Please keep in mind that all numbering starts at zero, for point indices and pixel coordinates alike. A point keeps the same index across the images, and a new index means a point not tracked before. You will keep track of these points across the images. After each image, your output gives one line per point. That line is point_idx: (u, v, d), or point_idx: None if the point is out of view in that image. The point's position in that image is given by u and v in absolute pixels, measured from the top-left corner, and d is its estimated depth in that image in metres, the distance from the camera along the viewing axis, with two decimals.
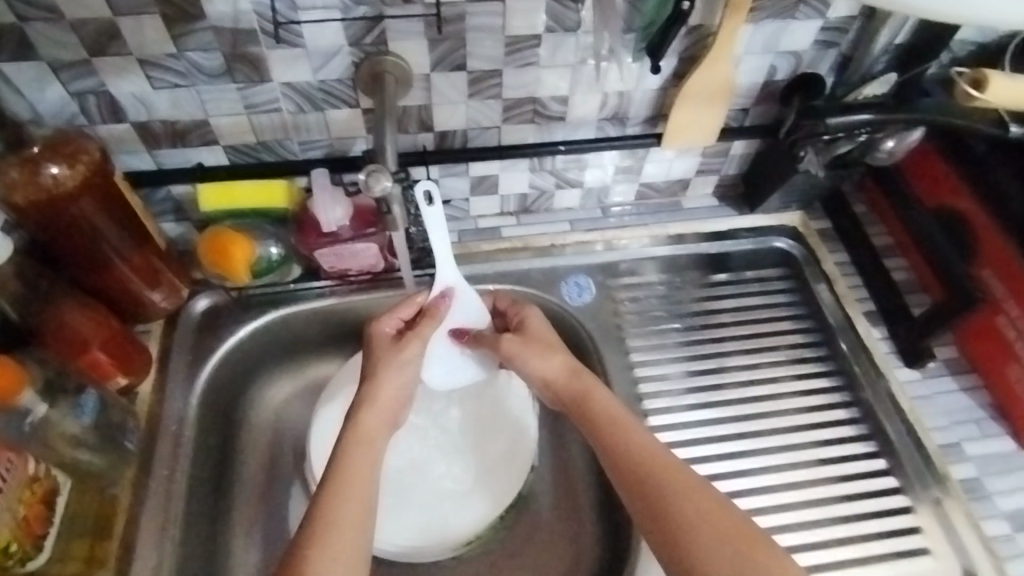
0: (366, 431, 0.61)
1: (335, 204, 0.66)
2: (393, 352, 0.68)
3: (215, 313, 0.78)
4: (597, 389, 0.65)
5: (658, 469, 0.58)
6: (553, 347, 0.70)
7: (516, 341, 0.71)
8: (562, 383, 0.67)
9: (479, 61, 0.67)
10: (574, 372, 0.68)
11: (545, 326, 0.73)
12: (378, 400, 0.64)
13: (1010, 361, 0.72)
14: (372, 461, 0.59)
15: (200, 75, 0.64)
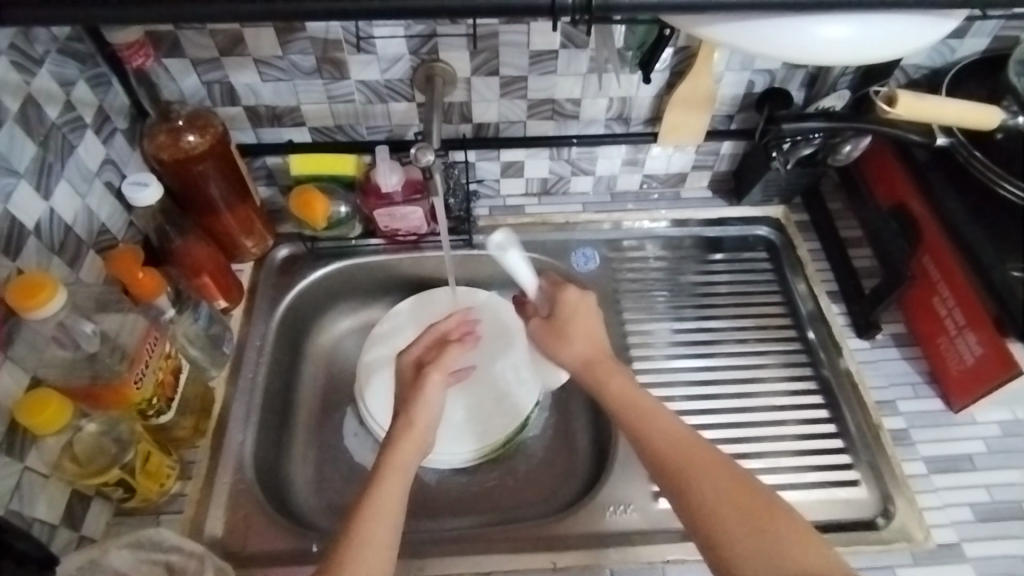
0: (399, 462, 0.72)
1: (392, 172, 0.84)
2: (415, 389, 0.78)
3: (293, 259, 0.98)
4: (618, 378, 0.77)
5: (686, 453, 0.68)
6: (592, 337, 0.82)
7: (546, 329, 0.86)
8: (586, 372, 0.80)
9: (509, 69, 0.86)
10: (600, 356, 0.81)
11: (586, 300, 0.85)
12: (411, 434, 0.74)
13: (943, 335, 0.85)
14: (399, 487, 0.70)
15: (297, 72, 0.85)
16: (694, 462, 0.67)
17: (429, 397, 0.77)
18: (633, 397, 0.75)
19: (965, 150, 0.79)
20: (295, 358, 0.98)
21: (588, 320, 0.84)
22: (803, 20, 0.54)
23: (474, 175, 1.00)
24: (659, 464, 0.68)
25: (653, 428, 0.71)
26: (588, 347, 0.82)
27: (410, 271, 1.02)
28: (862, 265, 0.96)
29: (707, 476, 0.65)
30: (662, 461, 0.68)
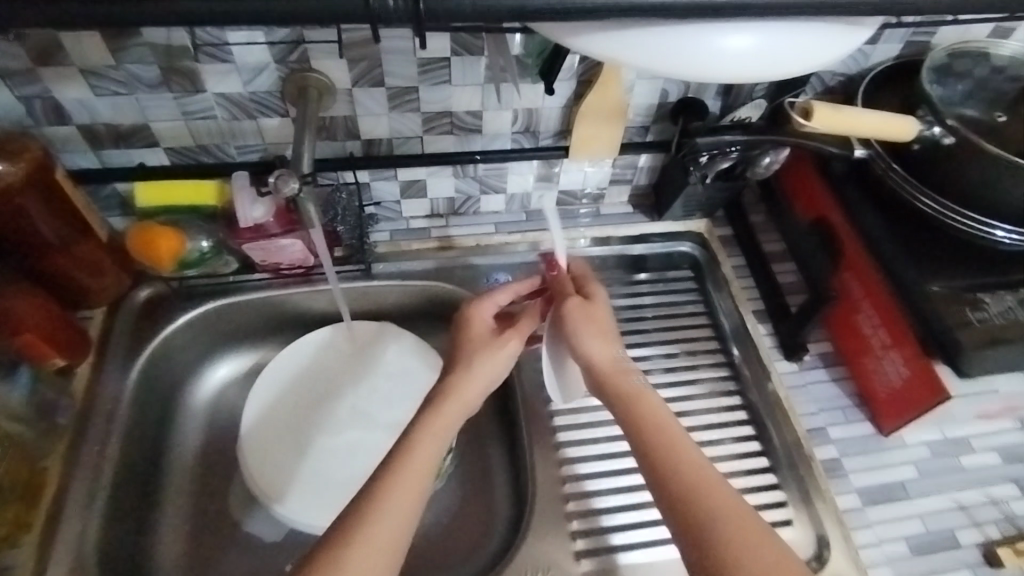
0: (440, 422, 0.67)
1: (255, 203, 0.70)
2: (490, 343, 0.73)
3: (156, 302, 0.85)
4: (645, 394, 0.67)
5: (719, 506, 0.58)
6: (612, 347, 0.70)
7: (579, 310, 0.71)
8: (612, 380, 0.68)
9: (395, 79, 0.75)
10: (620, 368, 0.69)
11: (609, 307, 0.73)
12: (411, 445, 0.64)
13: (869, 354, 0.80)
14: (433, 454, 0.64)
15: (138, 85, 0.71)
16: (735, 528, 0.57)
17: (504, 356, 0.73)
18: (664, 425, 0.64)
19: (884, 162, 0.76)
20: (166, 416, 0.86)
21: (608, 322, 0.71)
22: (703, 27, 0.47)
23: (371, 197, 0.89)
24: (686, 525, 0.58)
25: (682, 466, 0.61)
26: (611, 355, 0.69)
27: (299, 308, 0.90)
28: (787, 280, 0.92)
29: (744, 537, 0.56)
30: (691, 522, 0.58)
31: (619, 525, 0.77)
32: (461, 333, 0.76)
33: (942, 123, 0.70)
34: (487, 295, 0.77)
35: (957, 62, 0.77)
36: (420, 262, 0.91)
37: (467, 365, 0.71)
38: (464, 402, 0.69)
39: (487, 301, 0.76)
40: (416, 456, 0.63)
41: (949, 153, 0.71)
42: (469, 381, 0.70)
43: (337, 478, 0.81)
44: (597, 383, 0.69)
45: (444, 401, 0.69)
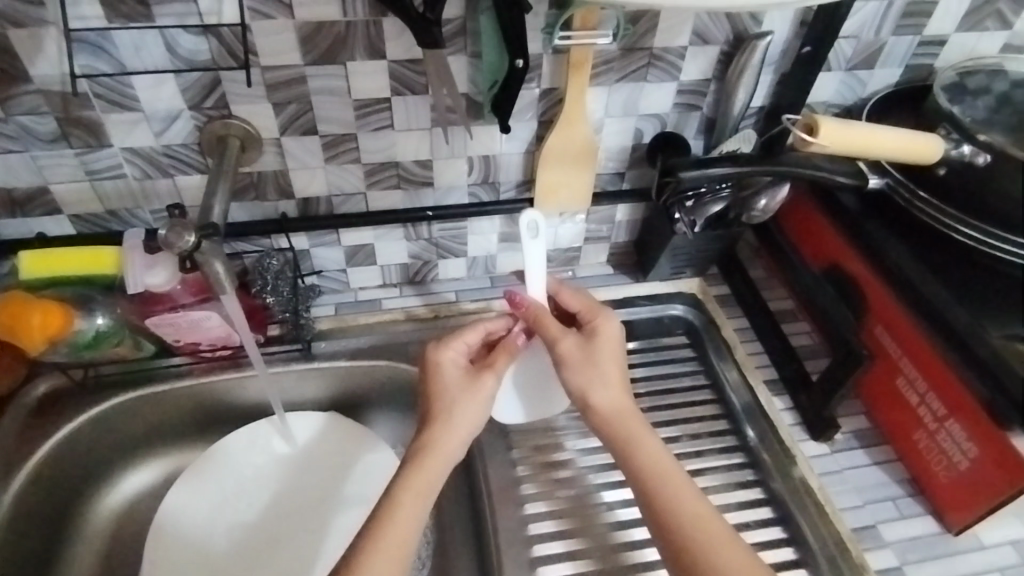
0: (423, 482, 0.57)
1: (155, 266, 0.60)
2: (470, 388, 0.62)
3: (56, 397, 0.72)
4: (647, 439, 0.60)
5: (738, 569, 0.53)
6: (618, 387, 0.62)
7: (579, 347, 0.63)
8: (613, 423, 0.61)
9: (327, 125, 0.66)
10: (627, 413, 0.61)
11: (619, 344, 0.64)
12: (388, 515, 0.55)
13: (919, 429, 0.67)
14: (413, 523, 0.55)
15: (32, 139, 0.62)
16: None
17: (485, 402, 0.62)
18: (668, 473, 0.58)
19: (907, 189, 0.66)
20: (57, 539, 0.71)
21: (618, 360, 0.63)
22: None
23: (312, 265, 0.78)
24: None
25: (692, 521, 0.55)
26: (617, 397, 0.61)
27: (229, 399, 0.77)
28: (802, 343, 0.77)
29: None
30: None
31: None
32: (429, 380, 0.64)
33: (972, 140, 0.62)
34: (453, 337, 0.65)
35: (968, 79, 0.70)
36: (370, 339, 0.79)
37: (446, 414, 0.61)
38: (445, 457, 0.59)
39: (443, 343, 0.65)
40: (398, 528, 0.54)
41: (983, 174, 0.62)
42: (447, 430, 0.60)
43: None
44: (603, 431, 0.61)
45: (421, 459, 0.58)
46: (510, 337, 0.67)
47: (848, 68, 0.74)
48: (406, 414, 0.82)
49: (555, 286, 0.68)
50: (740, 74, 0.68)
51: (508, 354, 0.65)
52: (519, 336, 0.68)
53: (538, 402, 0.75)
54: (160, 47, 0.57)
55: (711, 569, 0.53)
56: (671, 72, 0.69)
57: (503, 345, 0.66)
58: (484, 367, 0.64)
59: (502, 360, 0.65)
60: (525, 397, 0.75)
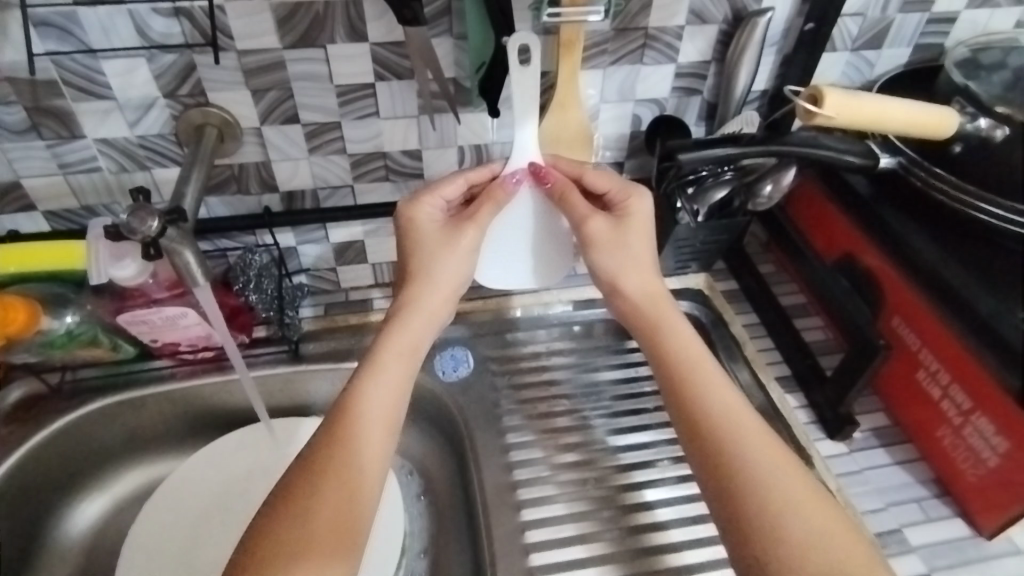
0: (411, 343, 0.57)
1: (123, 257, 0.56)
2: (448, 241, 0.59)
3: (30, 404, 0.68)
4: (677, 326, 0.59)
5: (752, 443, 0.51)
6: (648, 274, 0.60)
7: (606, 225, 0.60)
8: (642, 307, 0.60)
9: (311, 113, 0.64)
10: (659, 300, 0.60)
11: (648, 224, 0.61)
12: (376, 369, 0.54)
13: (944, 426, 0.62)
14: (401, 383, 0.55)
15: (2, 131, 0.60)
16: (768, 463, 0.50)
17: (467, 257, 0.59)
18: (697, 358, 0.57)
19: (923, 170, 0.62)
20: (27, 559, 0.66)
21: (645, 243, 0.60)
22: None
23: (299, 263, 0.75)
24: (711, 460, 0.51)
25: (714, 400, 0.54)
26: (644, 282, 0.60)
27: (214, 403, 0.73)
28: (813, 339, 0.73)
29: (780, 475, 0.49)
30: (718, 459, 0.51)
31: None
32: (404, 236, 0.60)
33: (989, 113, 0.60)
34: (428, 188, 0.60)
35: (981, 56, 0.68)
36: (356, 338, 0.76)
37: (426, 272, 0.58)
38: (429, 315, 0.58)
39: (417, 197, 0.59)
40: (388, 383, 0.54)
41: (998, 149, 0.60)
42: (430, 290, 0.58)
43: None
44: (630, 318, 0.61)
45: (404, 318, 0.57)
46: (498, 183, 0.63)
47: (854, 49, 0.71)
48: None
49: (576, 170, 0.63)
50: (738, 54, 0.65)
51: (493, 204, 0.61)
52: (509, 183, 0.63)
53: (511, 256, 0.69)
54: (130, 28, 0.56)
55: (725, 436, 0.52)
56: (668, 54, 0.66)
57: (489, 190, 0.62)
58: (466, 217, 0.60)
59: (488, 207, 0.61)
60: (503, 264, 0.70)
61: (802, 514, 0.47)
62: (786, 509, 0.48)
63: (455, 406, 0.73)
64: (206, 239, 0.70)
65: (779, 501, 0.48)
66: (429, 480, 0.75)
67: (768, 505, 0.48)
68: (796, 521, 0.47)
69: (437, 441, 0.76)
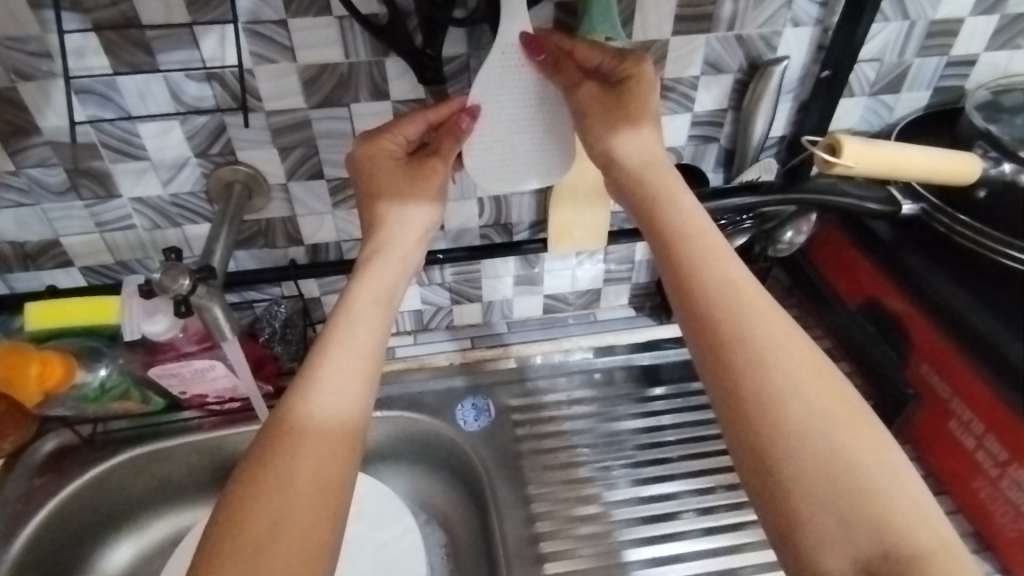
0: (387, 289, 0.54)
1: (156, 313, 0.57)
2: (410, 180, 0.57)
3: (63, 453, 0.70)
4: (681, 201, 0.53)
5: (762, 323, 0.46)
6: (646, 143, 0.56)
7: (602, 102, 0.57)
8: (637, 176, 0.55)
9: (336, 168, 0.66)
10: (654, 166, 0.56)
11: (650, 101, 0.56)
12: (348, 314, 0.51)
13: (979, 477, 0.60)
14: (377, 337, 0.50)
15: (43, 192, 0.62)
16: (780, 349, 0.45)
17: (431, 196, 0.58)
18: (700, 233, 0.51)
19: (947, 216, 0.61)
20: None
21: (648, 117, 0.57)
22: None
23: (323, 313, 0.76)
24: (711, 337, 0.46)
25: (718, 277, 0.48)
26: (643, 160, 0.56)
27: (238, 452, 0.73)
28: None
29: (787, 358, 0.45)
30: (723, 335, 0.46)
31: None
32: (366, 174, 0.56)
33: (1013, 157, 0.60)
34: (386, 127, 0.56)
35: (1003, 98, 0.67)
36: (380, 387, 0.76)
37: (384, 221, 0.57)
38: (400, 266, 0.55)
39: (376, 134, 0.56)
40: (361, 341, 0.50)
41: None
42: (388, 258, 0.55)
43: None
44: (625, 186, 0.56)
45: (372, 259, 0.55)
46: (455, 120, 0.57)
47: (872, 93, 0.71)
48: (422, 468, 0.78)
49: (569, 44, 0.56)
50: (754, 102, 0.66)
51: (455, 138, 0.57)
52: (467, 120, 0.57)
53: (513, 162, 0.60)
54: (165, 93, 0.58)
55: (731, 313, 0.46)
56: (685, 103, 0.67)
57: (450, 124, 0.57)
58: (428, 154, 0.58)
59: (450, 142, 0.57)
60: (502, 157, 0.60)
61: (811, 399, 0.43)
62: (787, 393, 0.43)
63: (475, 454, 0.73)
64: (234, 291, 0.71)
65: (782, 386, 0.43)
66: (450, 530, 0.75)
67: (770, 386, 0.43)
68: (798, 407, 0.43)
69: (459, 491, 0.76)
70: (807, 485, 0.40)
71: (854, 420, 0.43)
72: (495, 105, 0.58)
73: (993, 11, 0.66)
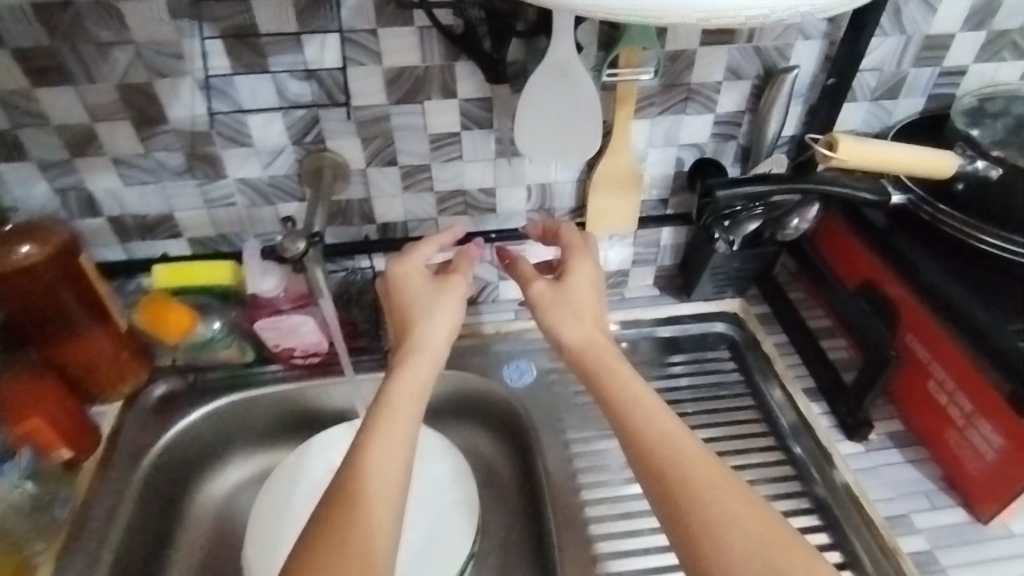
0: (418, 383, 0.61)
1: (266, 274, 0.72)
2: (435, 290, 0.66)
3: (170, 397, 0.82)
4: (620, 365, 0.62)
5: (695, 468, 0.54)
6: (586, 322, 0.65)
7: (551, 290, 0.67)
8: (583, 352, 0.63)
9: (408, 156, 0.77)
10: (597, 338, 0.64)
11: (594, 277, 0.67)
12: (387, 408, 0.59)
13: (950, 428, 0.70)
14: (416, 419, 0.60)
15: (164, 172, 0.74)
16: (715, 503, 0.52)
17: (451, 308, 0.65)
18: (638, 394, 0.60)
19: (930, 206, 0.72)
20: (168, 526, 0.78)
21: (594, 296, 0.67)
22: None
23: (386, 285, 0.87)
24: (660, 487, 0.54)
25: (651, 431, 0.57)
26: (587, 335, 0.64)
27: (316, 403, 0.85)
28: (839, 356, 0.83)
29: (724, 492, 0.53)
30: (670, 483, 0.54)
31: None
32: (393, 290, 0.66)
33: (985, 156, 0.69)
34: (411, 249, 0.68)
35: (987, 104, 0.77)
36: None
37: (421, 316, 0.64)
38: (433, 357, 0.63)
39: (405, 257, 0.67)
40: (400, 423, 0.58)
41: (998, 187, 0.69)
42: (423, 355, 0.63)
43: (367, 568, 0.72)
44: (572, 363, 0.64)
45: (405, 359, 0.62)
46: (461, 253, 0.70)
47: (873, 99, 0.81)
48: (471, 422, 0.89)
49: (552, 226, 0.73)
50: (769, 104, 0.76)
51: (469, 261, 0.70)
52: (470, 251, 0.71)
53: (562, 142, 0.74)
54: (273, 90, 0.70)
55: (672, 467, 0.54)
56: (708, 105, 0.78)
57: (462, 253, 0.70)
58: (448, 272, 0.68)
59: (465, 265, 0.69)
60: (553, 141, 0.74)
61: (750, 547, 0.50)
62: (730, 531, 0.51)
63: (521, 407, 0.84)
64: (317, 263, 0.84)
65: (724, 523, 0.51)
66: (495, 475, 0.86)
67: (715, 528, 0.51)
68: (739, 544, 0.50)
69: (503, 441, 0.87)
70: None
71: (790, 547, 0.50)
72: (547, 104, 0.71)
73: (981, 27, 0.76)
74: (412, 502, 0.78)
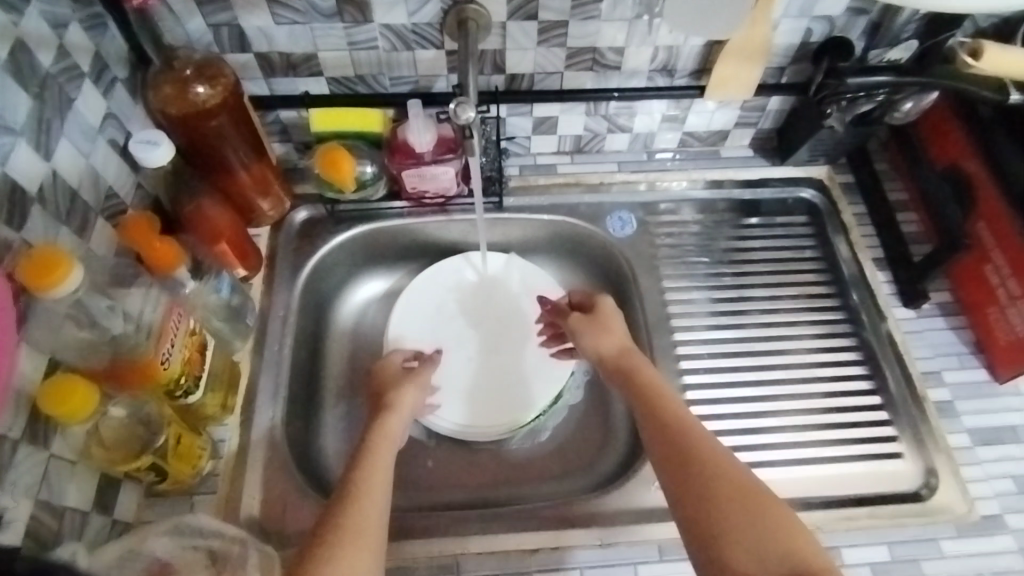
0: (388, 431, 0.72)
1: (425, 129, 0.80)
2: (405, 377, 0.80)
3: (312, 223, 0.92)
4: (643, 366, 0.75)
5: (693, 441, 0.65)
6: (615, 332, 0.79)
7: (585, 319, 0.81)
8: (615, 360, 0.77)
9: (549, 12, 0.78)
10: (624, 349, 0.77)
11: (615, 309, 0.82)
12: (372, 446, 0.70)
13: (992, 305, 0.83)
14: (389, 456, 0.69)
15: (315, 14, 0.76)
16: (711, 468, 0.62)
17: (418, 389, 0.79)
18: (655, 386, 0.72)
19: None
20: (319, 330, 0.93)
21: (617, 317, 0.81)
22: None
23: (505, 132, 0.93)
24: (669, 455, 0.65)
25: (662, 410, 0.69)
26: (613, 345, 0.78)
27: (434, 236, 0.97)
28: (909, 230, 0.93)
29: (716, 458, 0.63)
30: (672, 454, 0.65)
31: (854, 436, 0.83)
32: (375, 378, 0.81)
33: None
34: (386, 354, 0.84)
35: None
36: (555, 199, 0.96)
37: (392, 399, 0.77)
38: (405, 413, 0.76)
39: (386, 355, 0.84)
40: (377, 463, 0.67)
41: None
42: (398, 416, 0.75)
43: (494, 377, 0.90)
44: (603, 365, 0.78)
45: (385, 418, 0.74)
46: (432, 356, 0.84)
47: None
48: (569, 262, 1.01)
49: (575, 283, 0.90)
50: None
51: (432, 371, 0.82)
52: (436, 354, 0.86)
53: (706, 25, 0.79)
54: None
55: (678, 439, 0.66)
56: None
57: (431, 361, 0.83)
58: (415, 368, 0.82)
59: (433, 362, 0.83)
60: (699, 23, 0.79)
61: (735, 496, 0.60)
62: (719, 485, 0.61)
63: (622, 254, 0.96)
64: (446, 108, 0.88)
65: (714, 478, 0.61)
66: None
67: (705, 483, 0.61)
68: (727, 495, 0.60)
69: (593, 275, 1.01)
70: (745, 546, 0.57)
71: (767, 502, 0.59)
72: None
73: None
74: (523, 327, 0.93)
